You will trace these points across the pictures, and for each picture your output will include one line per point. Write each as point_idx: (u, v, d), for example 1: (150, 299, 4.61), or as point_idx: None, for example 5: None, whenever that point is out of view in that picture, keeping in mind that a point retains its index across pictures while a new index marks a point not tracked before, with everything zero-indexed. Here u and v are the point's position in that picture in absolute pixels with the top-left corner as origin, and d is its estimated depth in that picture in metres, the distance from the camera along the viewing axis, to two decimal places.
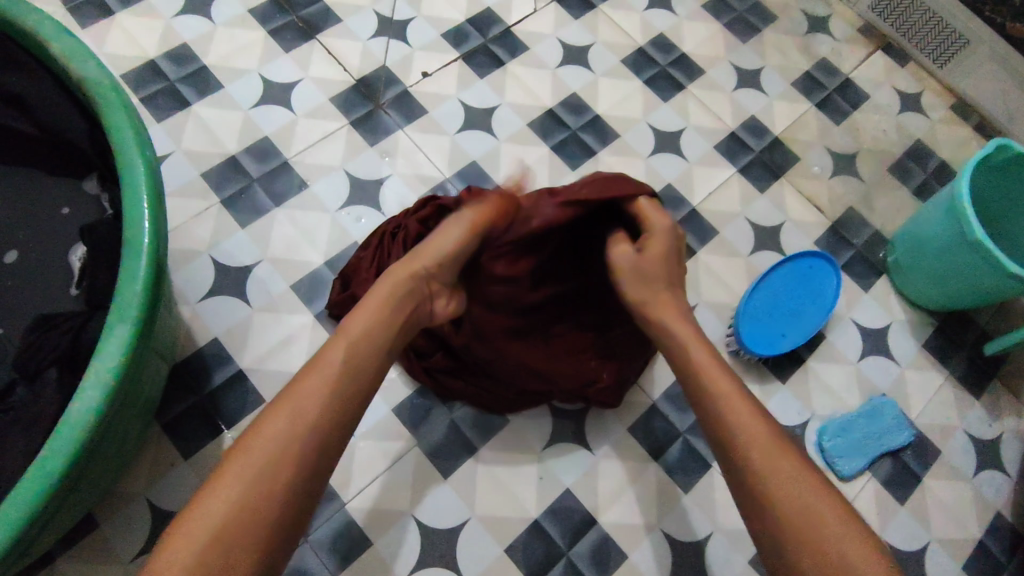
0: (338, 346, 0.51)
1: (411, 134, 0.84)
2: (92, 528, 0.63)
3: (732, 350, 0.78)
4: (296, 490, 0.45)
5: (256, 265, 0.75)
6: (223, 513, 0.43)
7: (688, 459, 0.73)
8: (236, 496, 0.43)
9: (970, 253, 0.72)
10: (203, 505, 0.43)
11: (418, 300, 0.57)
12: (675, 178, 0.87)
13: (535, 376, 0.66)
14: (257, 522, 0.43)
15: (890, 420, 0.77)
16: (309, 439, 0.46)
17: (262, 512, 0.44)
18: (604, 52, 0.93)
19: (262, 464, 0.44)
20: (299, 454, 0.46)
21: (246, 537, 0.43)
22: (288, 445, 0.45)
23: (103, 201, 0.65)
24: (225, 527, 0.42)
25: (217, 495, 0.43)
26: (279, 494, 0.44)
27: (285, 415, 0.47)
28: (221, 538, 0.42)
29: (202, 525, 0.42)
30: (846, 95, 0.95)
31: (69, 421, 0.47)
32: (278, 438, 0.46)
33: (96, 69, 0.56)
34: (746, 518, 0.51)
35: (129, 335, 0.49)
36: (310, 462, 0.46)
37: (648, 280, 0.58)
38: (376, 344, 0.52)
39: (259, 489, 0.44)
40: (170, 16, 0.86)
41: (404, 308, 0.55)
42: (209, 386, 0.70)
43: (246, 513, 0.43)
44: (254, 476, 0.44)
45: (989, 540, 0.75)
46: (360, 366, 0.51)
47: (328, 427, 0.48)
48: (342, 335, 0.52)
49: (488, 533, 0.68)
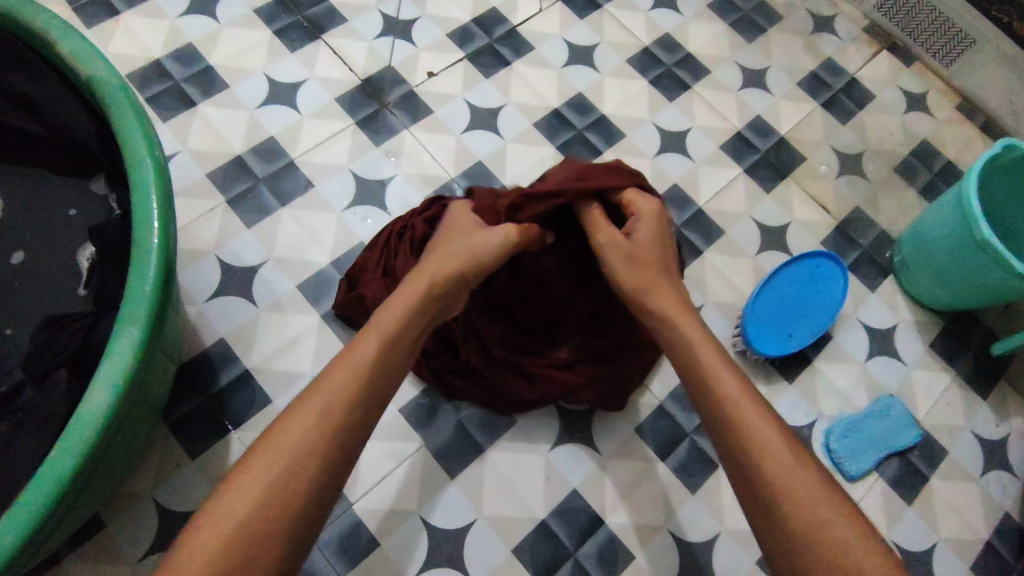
0: (369, 339, 0.51)
1: (416, 133, 0.84)
2: (99, 528, 0.63)
3: (738, 351, 0.78)
4: (317, 490, 0.44)
5: (261, 266, 0.75)
6: (246, 506, 0.42)
7: (695, 459, 0.73)
8: (258, 491, 0.43)
9: (978, 254, 0.72)
10: (222, 502, 0.42)
11: (443, 301, 0.56)
12: (681, 178, 0.86)
13: (538, 387, 0.67)
14: (281, 513, 0.42)
15: (897, 420, 0.77)
16: (331, 435, 0.46)
17: (281, 510, 0.43)
18: (609, 52, 0.93)
19: (286, 460, 0.44)
20: (322, 449, 0.45)
21: (262, 535, 0.41)
22: (313, 433, 0.45)
23: (111, 202, 0.65)
24: (249, 517, 0.42)
25: (238, 487, 0.43)
26: (301, 490, 0.44)
27: (312, 408, 0.46)
28: (244, 529, 0.41)
29: (226, 517, 0.41)
30: (853, 95, 0.95)
31: (79, 421, 0.47)
32: (305, 434, 0.45)
33: (104, 69, 0.55)
34: (758, 528, 0.48)
35: (139, 335, 0.49)
36: (333, 461, 0.45)
37: (646, 271, 0.57)
38: (400, 345, 0.52)
39: (284, 478, 0.43)
40: (175, 15, 0.86)
41: (428, 308, 0.55)
42: (216, 386, 0.70)
43: (264, 510, 0.42)
44: (281, 470, 0.44)
45: (997, 541, 0.74)
46: (386, 363, 0.50)
47: (354, 418, 0.47)
48: (371, 330, 0.51)
49: (495, 533, 0.68)
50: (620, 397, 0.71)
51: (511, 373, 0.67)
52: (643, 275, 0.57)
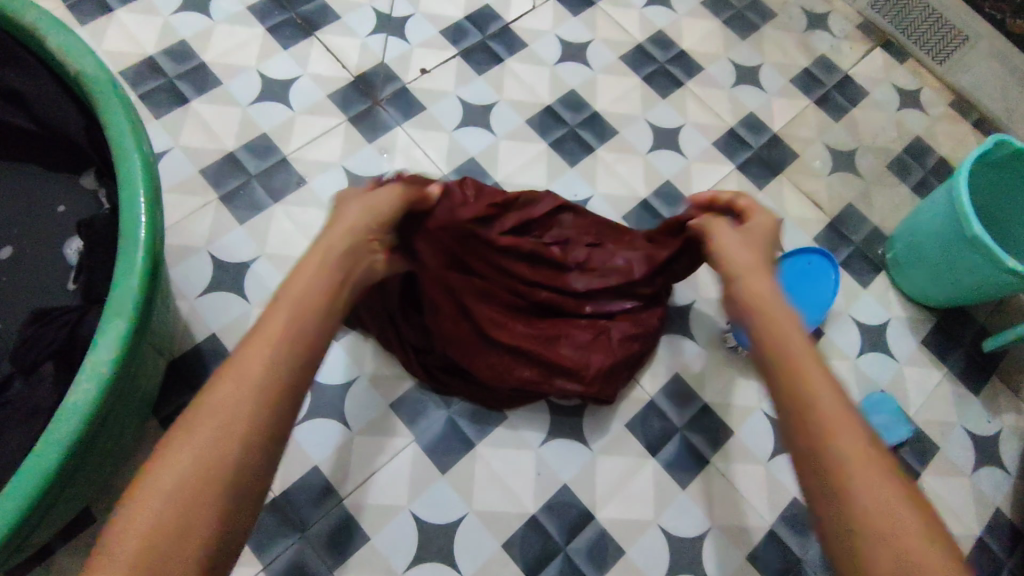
0: (284, 302, 0.43)
1: (408, 130, 0.84)
2: (89, 522, 0.63)
3: (730, 347, 0.77)
4: (254, 447, 0.38)
5: (254, 261, 0.75)
6: (175, 476, 0.36)
7: (686, 454, 0.73)
8: (185, 465, 0.37)
9: (969, 250, 0.72)
10: (144, 491, 0.36)
11: (363, 253, 0.51)
12: (673, 175, 0.87)
13: (505, 363, 0.67)
14: (211, 479, 0.37)
15: (891, 416, 0.76)
16: (260, 397, 0.39)
17: (221, 477, 0.37)
18: (603, 49, 0.93)
19: (213, 427, 0.38)
20: (248, 419, 0.38)
21: (201, 502, 0.36)
22: (240, 395, 0.39)
23: (101, 197, 0.66)
24: (182, 487, 0.36)
25: (164, 461, 0.37)
26: (232, 456, 0.37)
27: (231, 374, 0.39)
28: (177, 501, 0.36)
29: (152, 495, 0.36)
30: (846, 92, 0.95)
31: (64, 413, 0.47)
32: (229, 400, 0.38)
33: (93, 65, 0.56)
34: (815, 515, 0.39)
35: (125, 328, 0.49)
36: (264, 423, 0.39)
37: (748, 255, 0.52)
38: (327, 299, 0.45)
39: (210, 443, 0.37)
40: (169, 12, 0.86)
41: (347, 255, 0.49)
42: (206, 382, 0.70)
43: (192, 483, 0.36)
44: (210, 435, 0.37)
45: (988, 537, 0.74)
46: (310, 319, 0.43)
47: (281, 378, 0.40)
48: (285, 297, 0.44)
49: (485, 528, 0.68)
50: (612, 391, 0.71)
51: (485, 360, 0.67)
52: (744, 257, 0.52)
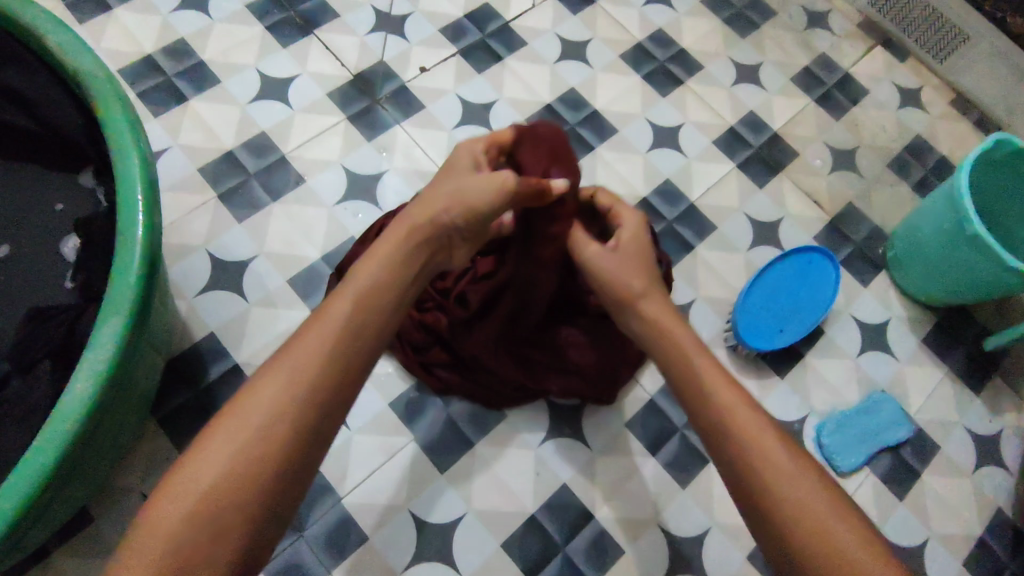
0: (344, 297, 0.46)
1: (408, 128, 0.84)
2: (86, 522, 0.63)
3: (730, 346, 0.78)
4: (293, 449, 0.42)
5: (252, 260, 0.75)
6: (215, 470, 0.40)
7: (686, 453, 0.72)
8: (225, 459, 0.40)
9: (969, 250, 0.72)
10: (184, 477, 0.40)
11: (434, 249, 0.50)
12: (673, 174, 0.86)
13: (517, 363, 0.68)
14: (251, 475, 0.40)
15: (889, 416, 0.76)
16: (302, 400, 0.42)
17: (257, 473, 0.40)
18: (602, 48, 0.93)
19: (256, 427, 0.41)
20: (284, 427, 0.42)
21: (237, 495, 0.40)
22: (282, 394, 0.42)
23: (98, 194, 0.65)
24: (220, 478, 0.40)
25: (203, 454, 0.40)
26: (269, 454, 0.41)
27: (280, 374, 0.43)
28: (214, 491, 0.40)
29: (192, 485, 0.40)
30: (846, 91, 0.95)
31: (61, 411, 0.47)
32: (274, 398, 0.42)
33: (92, 66, 0.56)
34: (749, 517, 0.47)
35: (122, 325, 0.49)
36: (304, 425, 0.42)
37: (633, 274, 0.54)
38: (388, 301, 0.47)
39: (253, 443, 0.41)
40: (168, 11, 0.86)
41: (415, 255, 0.49)
42: (205, 381, 0.70)
43: (234, 477, 0.40)
44: (255, 431, 0.41)
45: (989, 537, 0.74)
46: (367, 320, 0.46)
47: (323, 382, 0.43)
48: (344, 293, 0.46)
49: (484, 527, 0.67)
50: (609, 390, 0.71)
51: (505, 361, 0.67)
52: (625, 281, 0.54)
